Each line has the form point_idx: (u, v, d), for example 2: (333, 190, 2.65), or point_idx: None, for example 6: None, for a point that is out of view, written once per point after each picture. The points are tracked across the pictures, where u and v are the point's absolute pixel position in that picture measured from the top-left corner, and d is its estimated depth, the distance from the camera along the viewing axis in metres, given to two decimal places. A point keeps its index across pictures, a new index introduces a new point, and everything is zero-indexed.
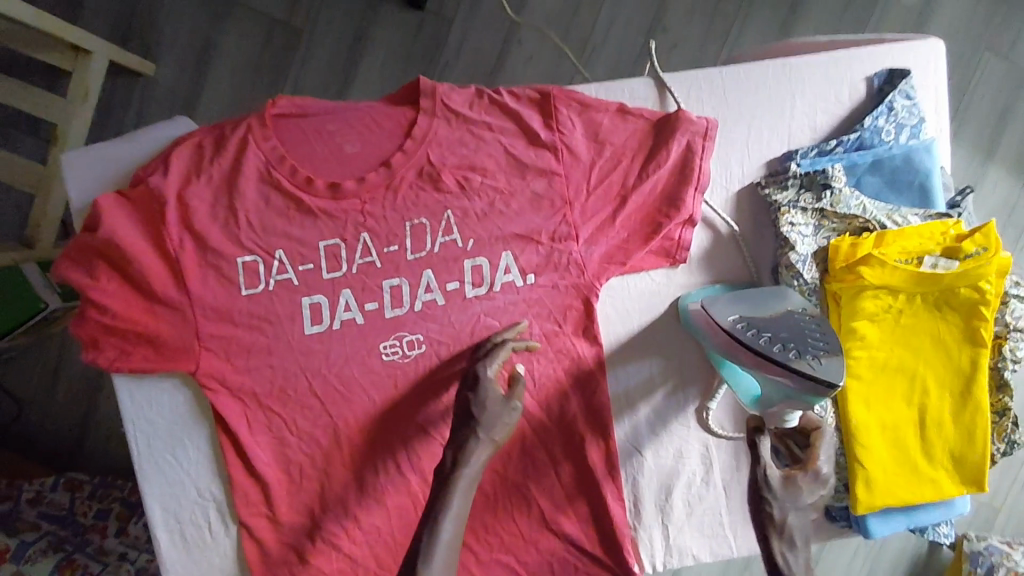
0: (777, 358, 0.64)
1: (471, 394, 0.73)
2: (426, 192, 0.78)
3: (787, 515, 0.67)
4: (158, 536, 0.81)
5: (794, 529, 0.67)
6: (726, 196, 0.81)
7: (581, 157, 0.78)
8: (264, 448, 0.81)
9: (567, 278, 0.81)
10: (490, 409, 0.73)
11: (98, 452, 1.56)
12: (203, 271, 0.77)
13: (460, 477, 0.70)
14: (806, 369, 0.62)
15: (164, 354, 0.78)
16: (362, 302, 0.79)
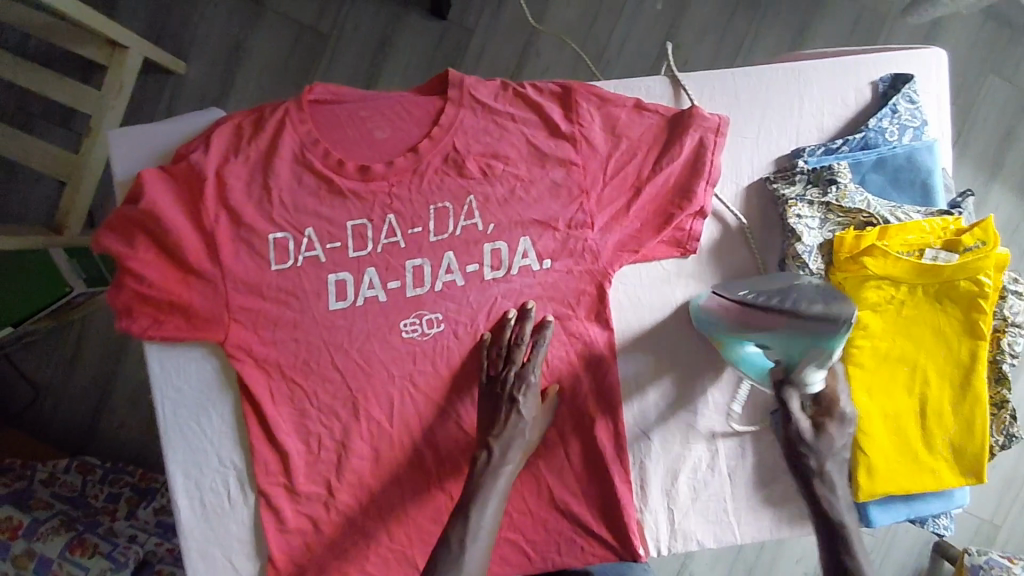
0: (789, 306, 0.70)
1: (521, 399, 0.81)
2: (451, 177, 0.82)
3: (824, 463, 0.72)
4: (179, 501, 0.84)
5: (833, 475, 0.73)
6: (736, 191, 0.85)
7: (599, 149, 0.82)
8: (285, 419, 0.84)
9: (582, 264, 0.84)
10: (533, 413, 0.82)
11: (109, 440, 1.58)
12: (236, 246, 0.81)
13: (502, 471, 0.79)
14: (816, 309, 0.68)
15: (195, 323, 0.81)
16: (385, 281, 0.83)
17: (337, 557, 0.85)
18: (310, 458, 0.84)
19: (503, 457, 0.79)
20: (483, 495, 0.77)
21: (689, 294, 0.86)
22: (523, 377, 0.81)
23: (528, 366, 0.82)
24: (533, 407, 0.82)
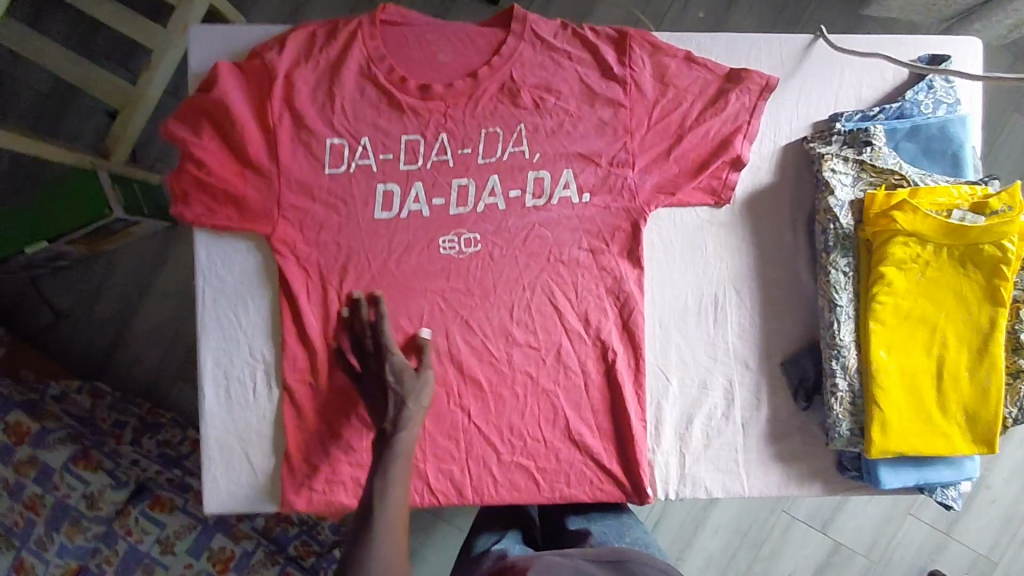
0: None
1: (388, 377, 0.78)
2: (504, 106, 0.86)
3: None
4: (206, 387, 0.86)
5: None
6: (772, 149, 0.89)
7: (647, 94, 0.87)
8: (318, 319, 0.86)
9: (619, 201, 0.87)
10: (413, 385, 0.78)
11: (122, 370, 1.60)
12: (294, 147, 0.85)
13: (399, 439, 0.76)
14: None
15: (245, 215, 0.85)
16: (430, 197, 0.87)
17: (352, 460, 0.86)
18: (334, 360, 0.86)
19: (403, 423, 0.77)
20: (389, 459, 0.75)
21: (719, 242, 0.89)
22: (386, 354, 0.79)
23: (387, 344, 0.79)
24: (408, 380, 0.79)
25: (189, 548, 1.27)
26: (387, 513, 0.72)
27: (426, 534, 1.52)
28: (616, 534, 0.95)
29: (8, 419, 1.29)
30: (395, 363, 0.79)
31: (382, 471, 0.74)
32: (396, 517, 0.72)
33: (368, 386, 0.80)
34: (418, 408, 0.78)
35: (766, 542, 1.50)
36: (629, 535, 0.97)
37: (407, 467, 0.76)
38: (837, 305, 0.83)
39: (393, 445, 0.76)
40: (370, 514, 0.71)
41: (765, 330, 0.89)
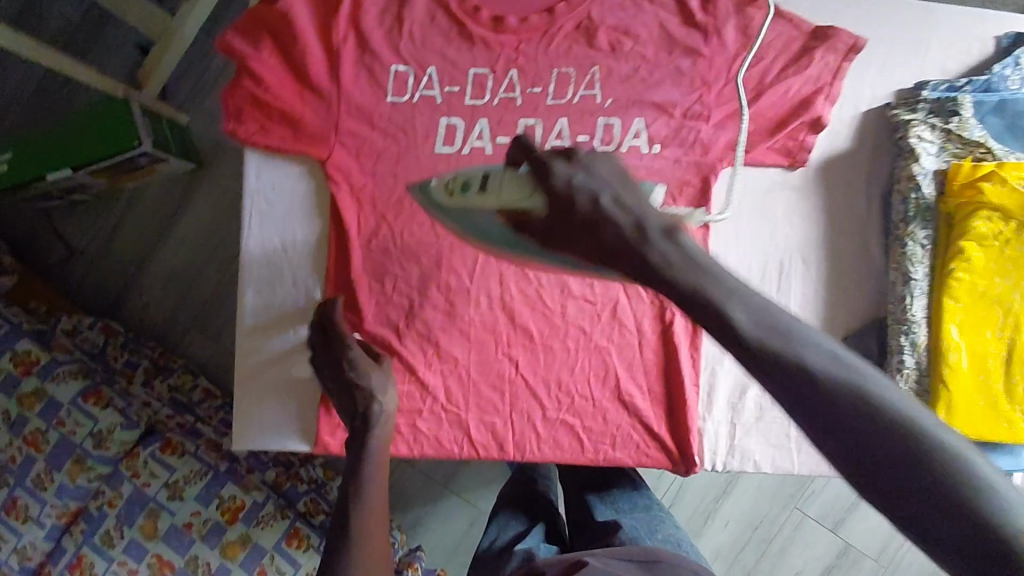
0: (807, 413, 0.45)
1: (350, 368, 0.76)
2: (579, 45, 0.82)
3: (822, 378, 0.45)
4: (245, 315, 0.83)
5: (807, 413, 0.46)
6: (853, 115, 0.86)
7: (728, 46, 0.82)
8: (369, 254, 0.83)
9: (690, 155, 0.83)
10: (374, 379, 0.77)
11: (133, 316, 1.51)
12: (356, 71, 0.81)
13: (371, 438, 0.76)
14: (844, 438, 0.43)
15: (301, 138, 0.81)
16: (495, 135, 0.83)
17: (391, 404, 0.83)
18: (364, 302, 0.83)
19: (371, 423, 0.76)
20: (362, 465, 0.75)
21: (789, 207, 0.85)
22: (342, 352, 0.77)
23: (342, 341, 0.78)
24: (367, 370, 0.77)
25: (198, 495, 1.23)
26: (364, 521, 0.72)
27: (432, 505, 1.48)
28: (648, 530, 0.98)
29: (16, 347, 1.23)
30: (350, 359, 0.77)
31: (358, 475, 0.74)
32: (376, 517, 0.73)
33: (331, 381, 0.78)
34: (386, 403, 0.77)
35: (776, 537, 1.43)
36: (661, 531, 0.99)
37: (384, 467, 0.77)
38: (912, 279, 0.81)
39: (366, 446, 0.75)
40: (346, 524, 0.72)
41: (831, 302, 0.86)
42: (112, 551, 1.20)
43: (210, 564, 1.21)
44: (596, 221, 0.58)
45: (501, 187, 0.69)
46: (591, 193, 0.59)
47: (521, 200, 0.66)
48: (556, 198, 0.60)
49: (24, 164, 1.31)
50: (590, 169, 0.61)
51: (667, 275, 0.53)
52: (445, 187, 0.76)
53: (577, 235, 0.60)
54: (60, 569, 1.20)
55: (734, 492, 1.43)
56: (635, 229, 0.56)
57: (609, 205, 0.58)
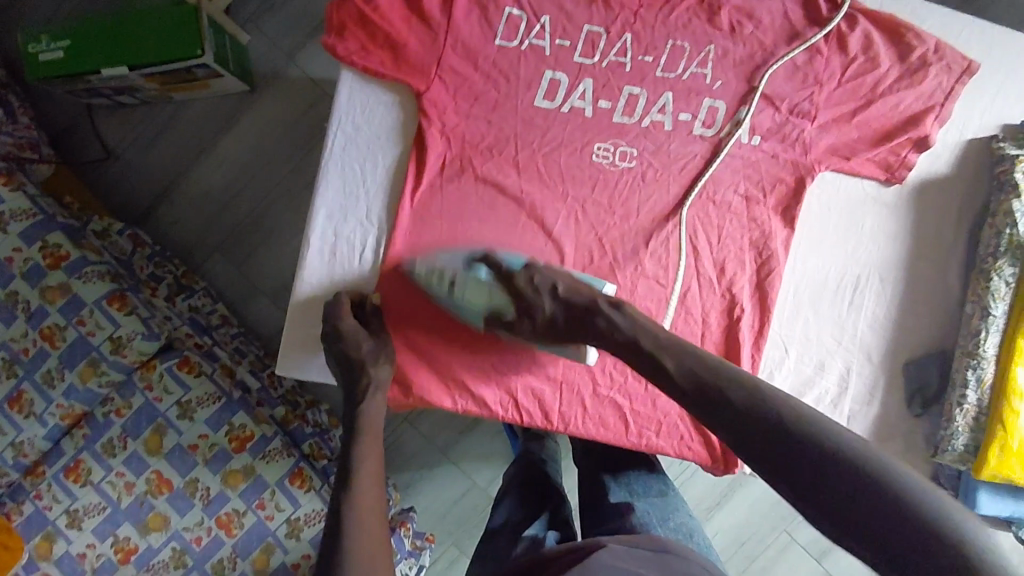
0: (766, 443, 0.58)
1: (351, 341, 0.75)
2: (699, 21, 0.81)
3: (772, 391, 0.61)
4: (311, 238, 0.80)
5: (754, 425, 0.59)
6: (957, 140, 0.85)
7: (848, 47, 0.80)
8: (447, 196, 0.80)
9: (789, 153, 0.81)
10: (366, 350, 0.76)
11: (160, 229, 1.41)
12: (470, 6, 0.78)
13: (366, 410, 0.77)
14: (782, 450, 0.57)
15: (401, 65, 0.78)
16: (597, 98, 0.81)
17: (425, 357, 0.81)
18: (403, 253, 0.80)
19: (358, 395, 0.77)
20: (358, 449, 0.75)
21: (877, 223, 0.84)
22: (337, 325, 0.76)
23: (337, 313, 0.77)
24: (363, 344, 0.76)
25: (209, 419, 1.15)
26: (359, 515, 0.70)
27: (428, 470, 1.37)
28: (660, 516, 0.87)
29: (47, 238, 1.14)
30: (347, 331, 0.76)
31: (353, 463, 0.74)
32: (368, 510, 0.71)
33: (336, 356, 0.77)
34: (376, 377, 0.77)
35: (760, 556, 1.35)
36: (674, 520, 0.88)
37: (375, 445, 0.76)
38: (991, 314, 0.80)
39: (360, 425, 0.77)
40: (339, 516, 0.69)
41: (899, 324, 0.85)
42: (112, 461, 1.13)
43: (209, 490, 1.13)
44: (560, 314, 0.75)
45: (470, 282, 0.77)
46: (550, 284, 0.75)
47: (490, 301, 0.77)
48: (526, 297, 0.75)
49: (81, 52, 1.21)
50: (548, 270, 0.76)
51: (658, 360, 0.68)
52: (422, 274, 0.78)
53: (542, 322, 0.75)
54: (55, 470, 1.13)
55: (728, 504, 1.35)
56: (587, 304, 0.74)
57: (567, 296, 0.75)
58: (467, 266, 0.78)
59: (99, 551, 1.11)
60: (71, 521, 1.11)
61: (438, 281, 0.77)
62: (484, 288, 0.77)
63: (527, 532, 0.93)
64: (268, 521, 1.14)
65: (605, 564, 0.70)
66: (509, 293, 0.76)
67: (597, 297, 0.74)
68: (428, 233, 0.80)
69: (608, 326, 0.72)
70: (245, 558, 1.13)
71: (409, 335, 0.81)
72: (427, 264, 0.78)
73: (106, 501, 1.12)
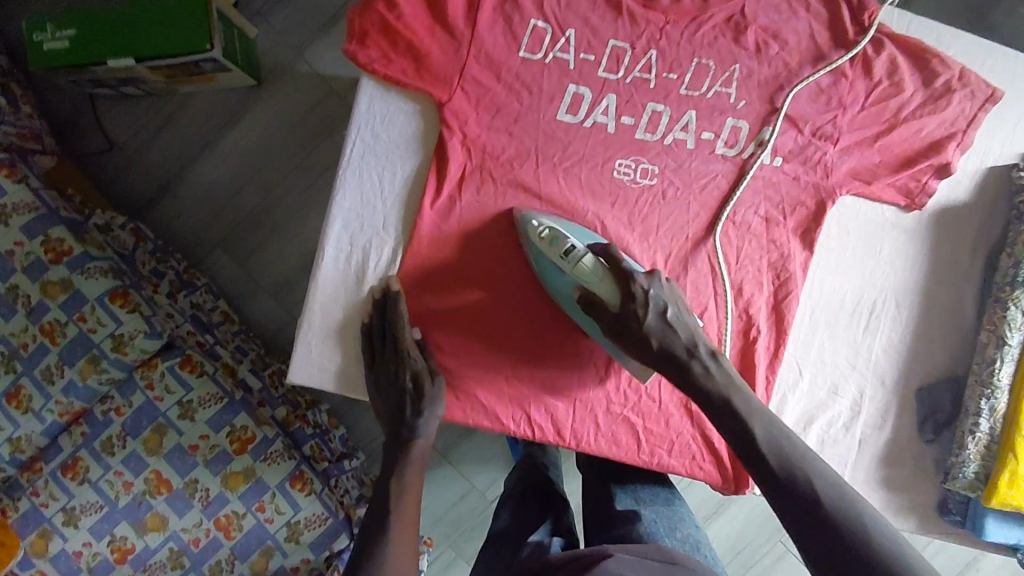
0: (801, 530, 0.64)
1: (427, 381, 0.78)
2: (725, 40, 0.80)
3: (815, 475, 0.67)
4: (326, 245, 0.79)
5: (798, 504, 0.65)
6: (977, 167, 0.85)
7: (872, 72, 0.80)
8: (466, 208, 0.79)
9: (810, 175, 0.81)
10: (429, 390, 0.78)
11: (163, 224, 1.39)
12: (494, 18, 0.77)
13: (414, 445, 0.83)
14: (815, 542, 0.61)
15: (423, 75, 0.77)
16: (620, 113, 0.80)
17: (462, 360, 0.80)
18: (445, 248, 0.79)
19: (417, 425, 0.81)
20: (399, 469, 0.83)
21: (895, 248, 0.84)
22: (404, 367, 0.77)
23: (404, 353, 0.76)
24: (425, 386, 0.78)
25: (210, 419, 1.14)
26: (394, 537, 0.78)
27: (428, 473, 1.36)
28: (668, 527, 0.87)
29: (49, 233, 1.12)
30: (413, 370, 0.77)
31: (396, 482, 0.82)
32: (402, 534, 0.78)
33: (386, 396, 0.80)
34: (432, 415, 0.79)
35: (755, 565, 1.35)
36: (681, 531, 0.87)
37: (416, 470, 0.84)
38: (1007, 344, 0.80)
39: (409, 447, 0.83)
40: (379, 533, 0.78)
41: (914, 349, 0.85)
42: (111, 459, 1.12)
43: (209, 491, 1.12)
44: (662, 335, 0.74)
45: (584, 261, 0.74)
46: (661, 305, 0.74)
47: (597, 287, 0.74)
48: (633, 304, 0.73)
49: (88, 43, 1.18)
50: (664, 288, 0.75)
51: (745, 425, 0.71)
52: (536, 234, 0.76)
53: (639, 338, 0.74)
54: (53, 467, 1.12)
55: (727, 513, 1.35)
56: (689, 344, 0.74)
57: (673, 322, 0.74)
58: (583, 247, 0.75)
59: (96, 550, 1.10)
60: (68, 519, 1.10)
61: (553, 249, 0.75)
62: (586, 281, 0.74)
63: (532, 538, 0.93)
64: (267, 524, 1.13)
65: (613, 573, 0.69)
66: (617, 295, 0.74)
67: (699, 343, 0.74)
68: (447, 248, 0.79)
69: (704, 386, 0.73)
70: (244, 560, 1.12)
71: (442, 352, 0.79)
72: (544, 224, 0.76)
73: (104, 500, 1.10)
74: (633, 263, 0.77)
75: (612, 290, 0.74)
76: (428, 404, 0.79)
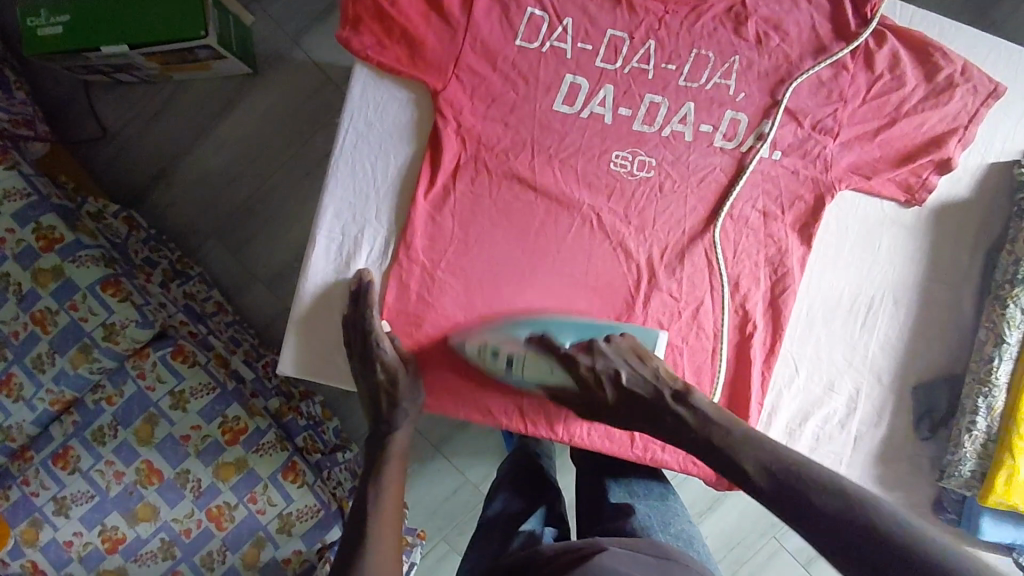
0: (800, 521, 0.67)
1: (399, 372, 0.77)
2: (725, 30, 0.79)
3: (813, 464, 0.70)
4: (318, 235, 0.78)
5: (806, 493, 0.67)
6: (978, 164, 0.84)
7: (874, 65, 0.79)
8: (460, 199, 0.78)
9: (810, 169, 0.80)
10: (404, 384, 0.78)
11: (157, 212, 1.37)
12: (491, 5, 0.76)
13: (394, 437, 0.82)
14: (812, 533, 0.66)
15: (419, 63, 0.76)
16: (618, 104, 0.79)
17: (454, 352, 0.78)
18: (439, 238, 0.78)
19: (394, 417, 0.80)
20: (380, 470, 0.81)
21: (894, 244, 0.83)
22: (374, 355, 0.75)
23: (373, 342, 0.75)
24: (401, 378, 0.77)
25: (202, 410, 1.13)
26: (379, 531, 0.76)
27: (421, 466, 1.36)
28: (661, 522, 0.86)
29: (41, 220, 1.10)
30: (384, 363, 0.76)
31: (376, 481, 0.80)
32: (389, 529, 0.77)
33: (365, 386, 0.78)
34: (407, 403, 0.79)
35: (749, 560, 1.35)
36: (675, 526, 0.87)
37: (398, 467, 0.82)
38: (1005, 342, 0.79)
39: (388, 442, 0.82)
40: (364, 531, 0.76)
41: (912, 347, 0.84)
42: (101, 449, 1.11)
43: (201, 481, 1.11)
44: (623, 395, 0.77)
45: (528, 364, 0.75)
46: (616, 370, 0.76)
47: (548, 378, 0.76)
48: (590, 387, 0.76)
49: (80, 28, 1.16)
50: (613, 355, 0.76)
51: (735, 458, 0.72)
52: (478, 351, 0.75)
53: (604, 404, 0.78)
54: (43, 456, 1.11)
55: (721, 508, 1.34)
56: (652, 395, 0.76)
57: (633, 380, 0.76)
58: (526, 338, 0.75)
59: (86, 539, 1.09)
60: (58, 508, 1.09)
61: (493, 363, 0.75)
62: (541, 376, 0.76)
63: (524, 527, 0.93)
64: (259, 514, 1.12)
65: (609, 565, 0.69)
66: (571, 379, 0.76)
67: (663, 388, 0.76)
68: (439, 240, 0.78)
69: (676, 423, 0.75)
70: (235, 551, 1.11)
71: (432, 342, 0.78)
72: (476, 342, 0.75)
73: (95, 490, 1.10)
74: (569, 330, 0.76)
75: (560, 376, 0.76)
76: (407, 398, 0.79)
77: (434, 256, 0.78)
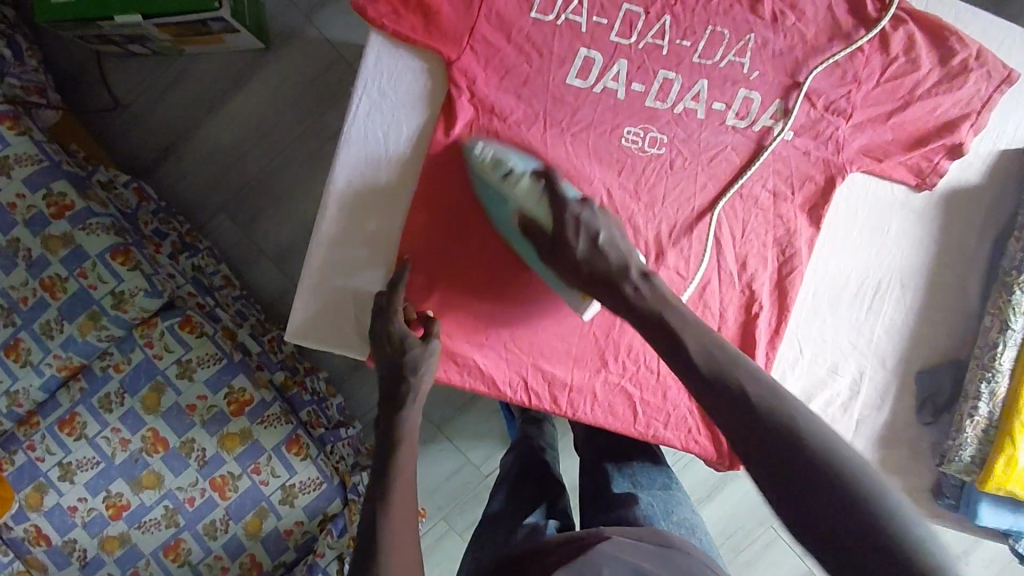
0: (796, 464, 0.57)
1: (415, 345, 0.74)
2: (740, 8, 0.79)
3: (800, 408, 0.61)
4: (329, 202, 0.78)
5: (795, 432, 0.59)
6: (990, 150, 0.84)
7: (888, 46, 0.78)
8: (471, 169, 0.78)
9: (821, 151, 0.80)
10: (415, 354, 0.74)
11: (167, 183, 1.38)
12: None
13: (405, 420, 0.74)
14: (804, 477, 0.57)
15: (433, 32, 0.76)
16: (631, 79, 0.79)
17: (469, 316, 0.79)
18: (452, 205, 0.78)
19: (401, 404, 0.75)
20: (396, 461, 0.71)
21: (903, 228, 0.83)
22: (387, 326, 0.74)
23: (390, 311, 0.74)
24: (413, 344, 0.74)
25: (209, 379, 1.14)
26: (389, 528, 0.66)
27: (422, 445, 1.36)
28: (663, 510, 0.86)
29: (51, 186, 1.11)
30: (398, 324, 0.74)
31: (387, 478, 0.70)
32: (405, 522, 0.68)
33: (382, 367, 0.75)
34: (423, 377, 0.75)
35: (745, 548, 1.35)
36: (677, 514, 0.87)
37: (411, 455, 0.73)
38: (1010, 328, 0.80)
39: (399, 430, 0.74)
40: (372, 536, 0.66)
41: (918, 329, 0.84)
42: (108, 416, 1.11)
43: (205, 451, 1.12)
44: (591, 261, 0.72)
45: (521, 183, 0.73)
46: (593, 231, 0.72)
47: (529, 206, 0.74)
48: (565, 230, 0.72)
49: None
50: (598, 213, 0.73)
51: (678, 342, 0.67)
52: (479, 158, 0.75)
53: (569, 266, 0.72)
54: (49, 422, 1.11)
55: (719, 495, 1.35)
56: (619, 269, 0.72)
57: (605, 246, 0.72)
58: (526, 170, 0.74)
59: (91, 505, 1.10)
60: (64, 473, 1.10)
61: (494, 171, 0.74)
62: (525, 206, 0.73)
63: (528, 520, 0.92)
64: (262, 486, 1.13)
65: (610, 555, 0.68)
66: (552, 217, 0.73)
67: (632, 265, 0.72)
68: (455, 203, 0.78)
69: (634, 299, 0.70)
70: (238, 521, 1.13)
71: (444, 304, 0.79)
72: (488, 148, 0.75)
73: (100, 456, 1.11)
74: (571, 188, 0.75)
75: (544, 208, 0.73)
76: (413, 370, 0.74)
77: (448, 226, 0.78)
